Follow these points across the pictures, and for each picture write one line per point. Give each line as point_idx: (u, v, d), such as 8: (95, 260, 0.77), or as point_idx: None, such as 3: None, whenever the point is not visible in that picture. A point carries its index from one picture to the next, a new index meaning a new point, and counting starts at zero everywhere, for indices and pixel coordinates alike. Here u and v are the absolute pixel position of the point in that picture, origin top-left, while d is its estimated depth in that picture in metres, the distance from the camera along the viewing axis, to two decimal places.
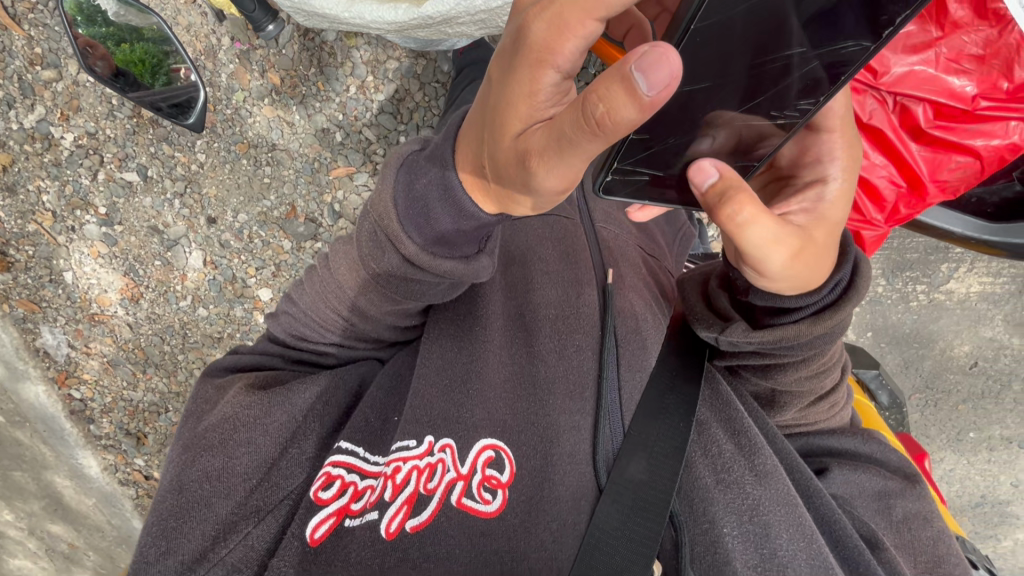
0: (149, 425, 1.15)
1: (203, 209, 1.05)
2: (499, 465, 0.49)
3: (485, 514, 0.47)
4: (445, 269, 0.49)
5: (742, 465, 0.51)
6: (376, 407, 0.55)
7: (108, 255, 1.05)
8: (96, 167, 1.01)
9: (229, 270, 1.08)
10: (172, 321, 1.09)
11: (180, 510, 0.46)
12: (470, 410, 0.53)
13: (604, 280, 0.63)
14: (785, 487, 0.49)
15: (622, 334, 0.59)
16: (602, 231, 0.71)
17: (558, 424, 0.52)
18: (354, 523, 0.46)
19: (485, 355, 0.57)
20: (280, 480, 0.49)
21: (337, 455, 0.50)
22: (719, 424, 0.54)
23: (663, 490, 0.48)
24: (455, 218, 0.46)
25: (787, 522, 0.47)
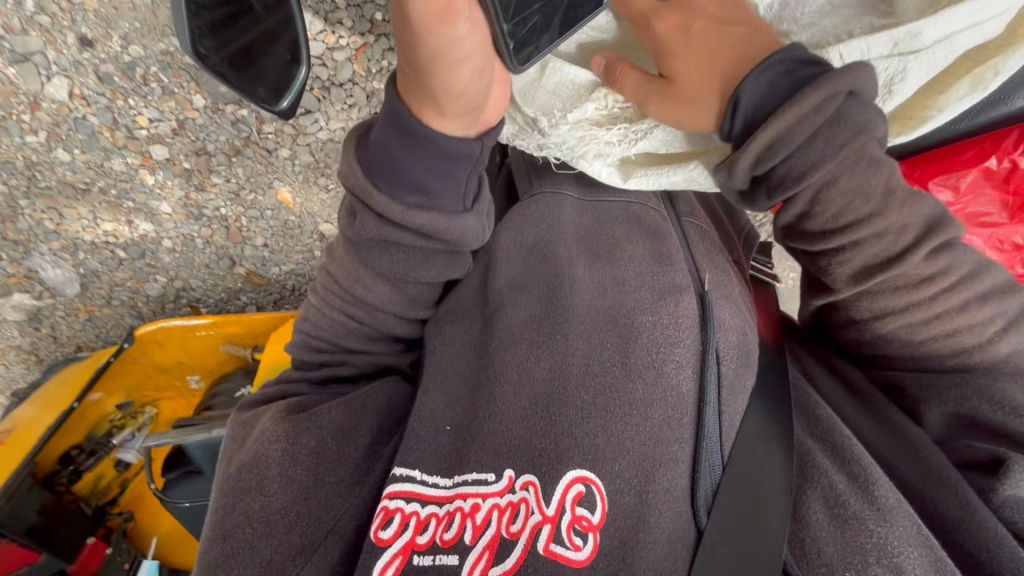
0: None
1: (73, 23, 0.72)
2: (590, 503, 0.43)
3: (575, 563, 0.41)
4: (424, 225, 0.47)
5: (859, 499, 0.46)
6: (432, 415, 0.49)
7: None
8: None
9: (108, 114, 0.79)
10: (11, 158, 0.80)
11: (224, 558, 0.41)
12: (554, 440, 0.46)
13: (702, 292, 0.59)
14: (912, 525, 0.44)
15: (725, 352, 0.54)
16: (688, 227, 0.69)
17: (653, 456, 0.46)
18: (425, 563, 0.40)
19: (571, 369, 0.50)
20: (321, 513, 0.43)
21: (393, 484, 0.44)
22: (824, 453, 0.50)
23: (774, 533, 0.44)
24: (426, 165, 0.46)
25: (922, 565, 0.42)
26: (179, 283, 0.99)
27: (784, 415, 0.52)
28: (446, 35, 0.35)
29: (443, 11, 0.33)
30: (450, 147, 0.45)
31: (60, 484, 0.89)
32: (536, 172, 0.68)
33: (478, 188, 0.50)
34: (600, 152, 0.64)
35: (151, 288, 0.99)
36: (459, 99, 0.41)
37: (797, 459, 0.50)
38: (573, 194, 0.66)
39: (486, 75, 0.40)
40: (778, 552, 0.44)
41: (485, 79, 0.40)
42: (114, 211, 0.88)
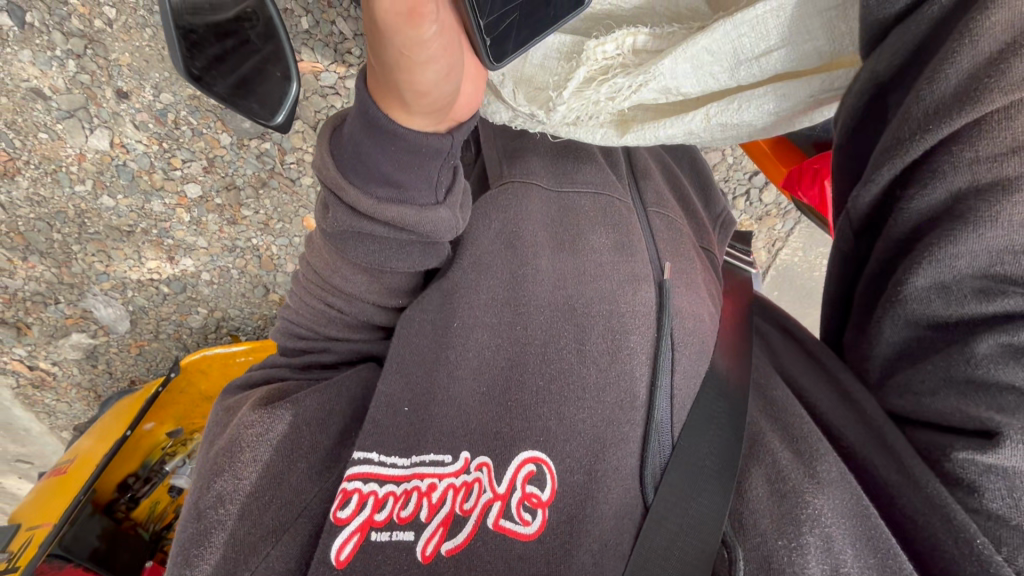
0: (33, 315, 0.97)
1: (110, 79, 0.84)
2: (540, 481, 0.45)
3: (524, 536, 0.43)
4: (395, 218, 0.49)
5: (800, 475, 0.47)
6: (388, 398, 0.50)
7: None
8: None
9: (146, 158, 0.90)
10: (64, 208, 0.90)
11: (200, 535, 0.44)
12: (509, 424, 0.48)
13: (659, 280, 0.62)
14: (850, 497, 0.45)
15: (679, 337, 0.57)
16: (654, 216, 0.71)
17: (603, 436, 0.48)
18: (382, 538, 0.43)
19: (528, 356, 0.52)
20: (292, 497, 0.46)
21: (354, 467, 0.46)
22: (775, 434, 0.51)
23: (715, 508, 0.46)
24: (396, 160, 0.48)
25: (853, 536, 0.43)
26: (219, 313, 1.07)
27: (734, 393, 0.55)
28: (414, 38, 0.39)
29: (411, 15, 0.38)
30: (419, 142, 0.48)
31: (119, 511, 0.94)
32: (507, 161, 0.71)
33: (451, 179, 0.52)
34: (593, 113, 0.60)
35: (193, 320, 1.06)
36: (425, 97, 0.44)
37: (747, 439, 0.52)
38: (543, 183, 0.68)
39: (451, 78, 0.44)
40: (718, 522, 0.45)
41: (451, 83, 0.44)
42: (157, 249, 0.97)
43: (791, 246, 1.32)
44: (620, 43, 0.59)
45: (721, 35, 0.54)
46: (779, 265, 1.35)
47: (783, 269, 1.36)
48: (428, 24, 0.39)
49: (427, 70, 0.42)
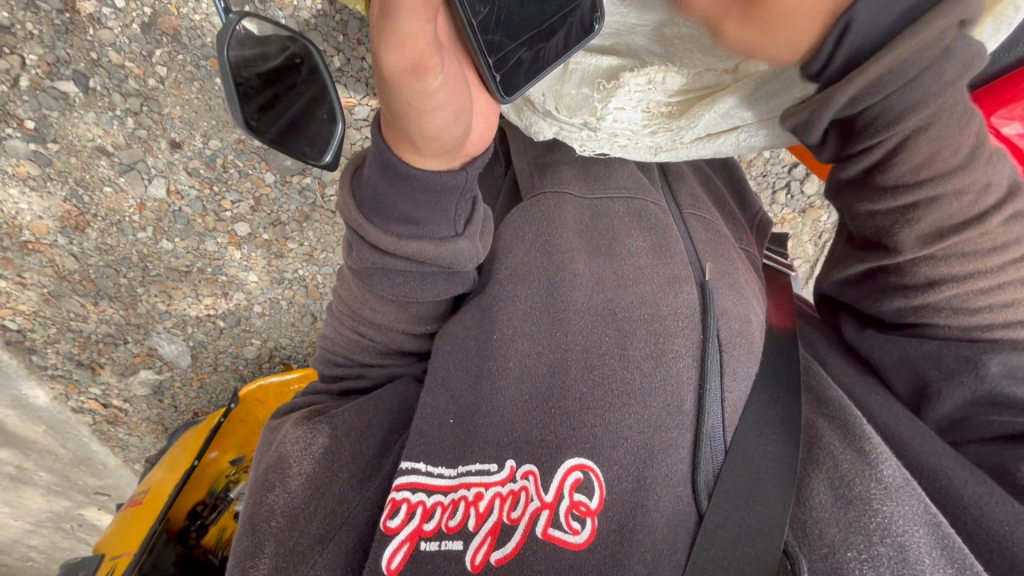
0: (105, 356, 1.04)
1: (165, 131, 0.90)
2: (588, 489, 0.44)
3: (574, 546, 0.42)
4: (415, 253, 0.50)
5: (864, 478, 0.45)
6: (434, 412, 0.51)
7: (39, 176, 0.89)
8: (15, 70, 0.81)
9: (198, 202, 0.96)
10: (128, 254, 0.97)
11: (255, 546, 0.46)
12: (554, 432, 0.47)
13: (702, 280, 0.60)
14: (919, 504, 0.43)
15: (727, 338, 0.56)
16: (692, 218, 0.69)
17: (651, 443, 0.47)
18: (432, 548, 0.43)
19: (570, 362, 0.51)
20: (335, 504, 0.48)
21: (401, 477, 0.47)
22: (836, 435, 0.49)
23: (774, 516, 0.44)
24: (411, 199, 0.48)
25: (928, 544, 0.41)
26: (271, 343, 1.13)
27: (789, 396, 0.53)
28: (423, 91, 0.40)
29: (417, 73, 0.39)
30: (433, 181, 0.48)
31: (191, 538, 0.98)
32: (537, 173, 0.71)
33: (470, 211, 0.52)
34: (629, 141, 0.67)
35: (248, 351, 1.12)
36: (436, 141, 0.45)
37: (804, 444, 0.50)
38: (576, 191, 0.68)
39: (460, 119, 0.44)
40: (778, 531, 0.43)
41: (461, 124, 0.45)
42: (211, 286, 1.03)
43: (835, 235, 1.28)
44: (651, 77, 0.66)
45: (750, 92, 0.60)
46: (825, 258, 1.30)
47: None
48: (435, 76, 0.40)
49: (436, 114, 0.42)
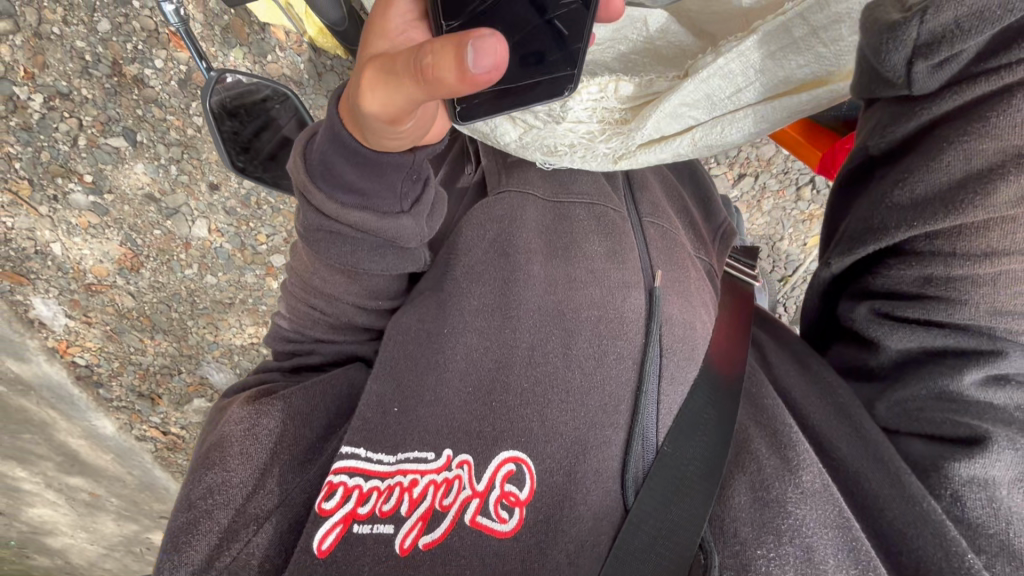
0: (163, 386, 1.15)
1: (204, 175, 1.03)
2: (519, 481, 0.48)
3: (500, 534, 0.46)
4: (358, 221, 0.55)
5: (783, 483, 0.48)
6: (378, 398, 0.55)
7: (99, 224, 1.02)
8: (75, 131, 0.96)
9: (237, 238, 1.07)
10: (178, 289, 1.08)
11: (187, 526, 0.50)
12: (492, 424, 0.52)
13: (651, 288, 0.63)
14: (834, 508, 0.47)
15: (669, 343, 0.59)
16: (649, 225, 0.72)
17: (585, 439, 0.50)
18: (364, 530, 0.47)
19: (514, 358, 0.56)
20: (272, 487, 0.52)
21: (341, 460, 0.51)
22: (763, 440, 0.53)
23: (691, 514, 0.47)
24: (359, 171, 0.54)
25: (836, 547, 0.45)
26: None
27: (728, 407, 0.55)
28: (393, 127, 0.50)
29: (392, 118, 0.49)
30: (380, 160, 0.54)
31: None
32: (504, 173, 0.75)
33: (417, 192, 0.57)
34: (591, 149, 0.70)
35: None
36: (397, 137, 0.52)
37: (735, 446, 0.54)
38: (539, 192, 0.72)
39: (421, 123, 0.52)
40: (695, 529, 0.46)
41: (413, 140, 0.54)
42: (253, 316, 1.14)
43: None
44: (602, 87, 0.73)
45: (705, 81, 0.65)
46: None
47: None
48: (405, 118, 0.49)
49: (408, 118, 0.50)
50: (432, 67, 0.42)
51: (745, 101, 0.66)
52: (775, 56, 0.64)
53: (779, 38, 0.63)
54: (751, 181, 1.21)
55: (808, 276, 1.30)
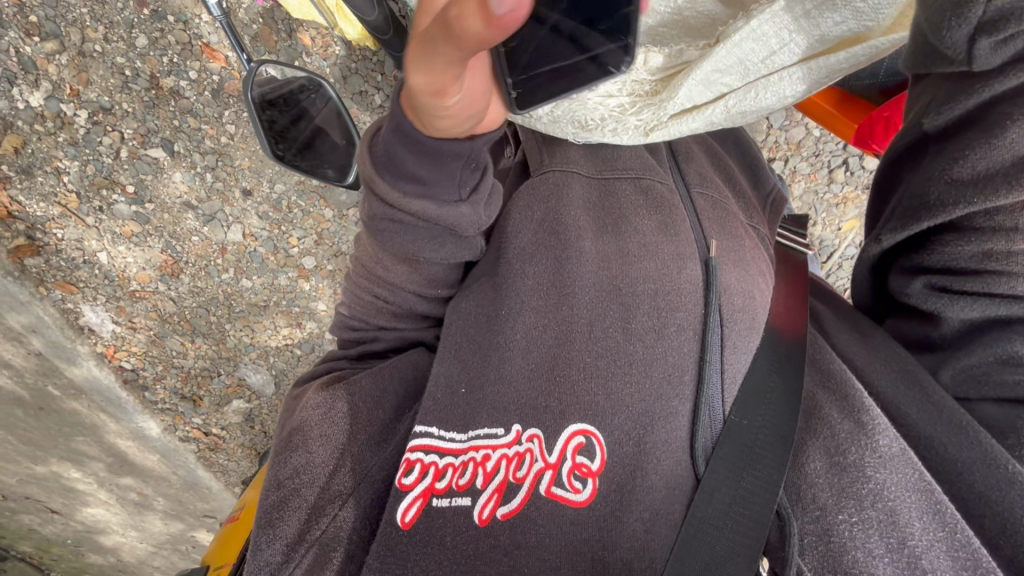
0: (204, 388, 1.20)
1: (238, 181, 1.07)
2: (590, 452, 0.49)
3: (576, 503, 0.47)
4: (419, 211, 0.56)
5: (859, 447, 0.49)
6: (445, 378, 0.57)
7: (141, 233, 1.05)
8: (118, 143, 1.00)
9: (270, 241, 1.12)
10: (216, 293, 1.12)
11: (279, 503, 0.52)
12: (557, 398, 0.52)
13: (706, 258, 0.63)
14: (914, 472, 0.47)
15: (728, 313, 0.59)
16: (699, 196, 0.72)
17: (651, 410, 0.51)
18: (443, 504, 0.48)
19: (574, 334, 0.57)
20: (353, 464, 0.54)
21: (415, 439, 0.53)
22: (834, 406, 0.53)
23: (769, 481, 0.47)
24: (420, 160, 0.54)
25: (921, 510, 0.45)
26: None
27: (794, 372, 0.55)
28: (440, 103, 0.46)
29: (436, 89, 0.44)
30: (439, 147, 0.53)
31: None
32: (546, 149, 0.74)
33: (476, 181, 0.58)
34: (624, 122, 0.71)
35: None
36: (447, 118, 0.49)
37: (804, 413, 0.54)
38: (584, 171, 0.72)
39: (470, 104, 0.49)
40: (772, 494, 0.46)
41: (472, 124, 0.52)
42: (287, 318, 1.18)
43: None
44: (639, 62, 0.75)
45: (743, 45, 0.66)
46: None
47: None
48: (452, 92, 0.46)
49: (453, 95, 0.46)
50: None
51: (782, 62, 0.66)
52: (810, 15, 0.64)
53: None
54: (782, 165, 1.18)
55: (844, 260, 1.26)
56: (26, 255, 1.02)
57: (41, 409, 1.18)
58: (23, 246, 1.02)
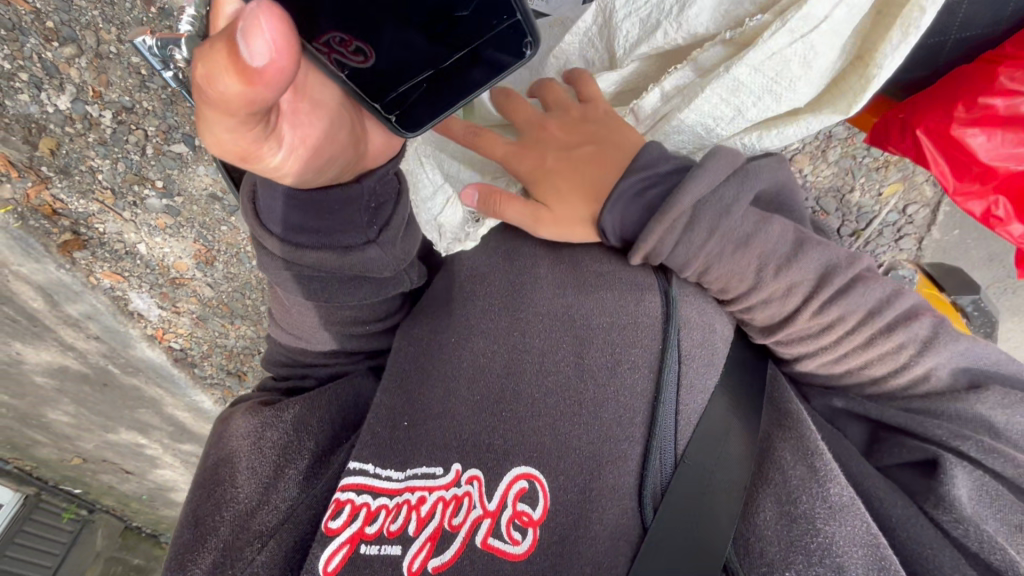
0: (246, 364, 1.21)
1: None
2: (532, 499, 0.48)
3: (514, 556, 0.45)
4: (314, 261, 0.55)
5: (812, 497, 0.48)
6: (388, 411, 0.56)
7: (175, 225, 1.00)
8: (143, 142, 0.92)
9: None
10: (248, 279, 1.10)
11: (193, 543, 0.51)
12: (502, 436, 0.52)
13: (666, 287, 0.62)
14: (862, 525, 0.47)
15: (687, 349, 0.58)
16: None
17: (600, 454, 0.51)
18: (371, 551, 0.46)
19: (524, 364, 0.57)
20: (278, 501, 0.53)
21: (348, 478, 0.51)
22: (790, 450, 0.53)
23: (716, 533, 0.48)
24: (311, 212, 0.54)
25: (865, 565, 0.44)
26: None
27: (752, 423, 0.56)
28: (262, 166, 0.47)
29: (241, 155, 0.45)
30: (322, 197, 0.54)
31: None
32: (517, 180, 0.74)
33: (384, 219, 0.57)
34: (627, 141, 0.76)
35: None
36: (287, 173, 0.49)
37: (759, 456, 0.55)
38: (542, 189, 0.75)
39: (310, 157, 0.50)
40: (720, 550, 0.47)
41: (333, 166, 0.54)
42: None
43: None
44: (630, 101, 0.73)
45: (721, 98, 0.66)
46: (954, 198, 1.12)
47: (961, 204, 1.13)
48: (265, 149, 0.45)
49: (272, 151, 0.46)
50: (210, 81, 0.36)
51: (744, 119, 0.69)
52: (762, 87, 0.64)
53: (776, 64, 0.62)
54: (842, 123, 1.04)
55: (885, 228, 1.14)
56: (75, 249, 0.95)
57: (106, 384, 1.15)
58: (69, 241, 0.94)
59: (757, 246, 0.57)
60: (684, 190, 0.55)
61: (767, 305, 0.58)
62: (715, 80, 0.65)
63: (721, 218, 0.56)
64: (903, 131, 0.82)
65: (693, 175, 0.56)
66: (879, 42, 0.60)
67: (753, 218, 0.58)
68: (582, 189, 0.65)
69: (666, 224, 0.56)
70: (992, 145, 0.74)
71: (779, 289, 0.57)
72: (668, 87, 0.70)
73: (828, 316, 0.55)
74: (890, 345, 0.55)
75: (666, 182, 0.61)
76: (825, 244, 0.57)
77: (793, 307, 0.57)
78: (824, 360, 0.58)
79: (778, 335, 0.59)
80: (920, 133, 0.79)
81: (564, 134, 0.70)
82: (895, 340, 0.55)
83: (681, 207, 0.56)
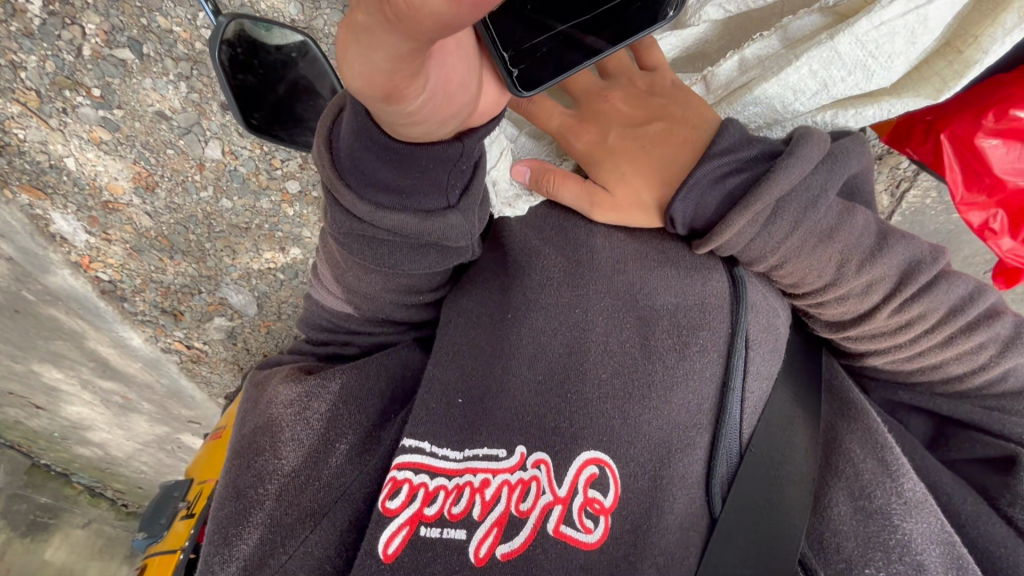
0: (185, 304, 0.98)
1: (215, 94, 0.83)
2: (603, 486, 0.44)
3: (586, 545, 0.43)
4: (394, 225, 0.48)
5: (886, 492, 0.49)
6: (441, 387, 0.52)
7: (113, 142, 0.83)
8: (79, 40, 0.77)
9: (251, 162, 0.89)
10: (194, 211, 0.90)
11: (238, 516, 0.49)
12: (569, 419, 0.48)
13: (731, 269, 0.56)
14: (936, 521, 0.48)
15: (754, 334, 0.53)
16: None
17: (669, 441, 0.47)
18: (432, 534, 0.44)
19: (589, 343, 0.52)
20: (331, 481, 0.51)
21: (405, 455, 0.48)
22: (859, 444, 0.52)
23: (790, 537, 0.47)
24: (395, 168, 0.45)
25: (943, 562, 0.46)
26: None
27: (813, 403, 0.54)
28: (397, 108, 0.37)
29: (386, 91, 0.35)
30: (416, 156, 0.44)
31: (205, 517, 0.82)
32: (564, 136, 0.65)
33: (467, 180, 0.49)
34: None
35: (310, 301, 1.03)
36: (413, 122, 0.40)
37: (826, 443, 0.54)
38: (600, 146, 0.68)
39: (440, 109, 0.40)
40: (792, 547, 0.47)
41: (455, 121, 0.43)
42: (270, 242, 0.96)
43: (920, 183, 0.98)
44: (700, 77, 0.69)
45: (802, 69, 0.61)
46: (909, 208, 1.00)
47: (913, 215, 1.01)
48: (407, 91, 0.36)
49: (411, 95, 0.36)
50: None
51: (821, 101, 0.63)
52: (851, 66, 0.60)
53: (880, 37, 0.58)
54: None
55: None
56: None
57: (19, 311, 0.95)
58: None
59: (839, 240, 0.52)
60: (774, 181, 0.49)
61: (841, 302, 0.55)
62: (812, 49, 0.60)
63: (807, 211, 0.51)
64: (925, 135, 0.76)
65: (784, 164, 0.50)
66: (982, 28, 0.57)
67: (836, 209, 0.53)
68: (646, 169, 0.58)
69: (748, 217, 0.50)
70: (1010, 157, 0.69)
71: (859, 285, 0.53)
72: (749, 55, 0.65)
73: (907, 315, 0.53)
74: (969, 345, 0.55)
75: (751, 170, 0.53)
76: (908, 238, 0.54)
77: (872, 304, 0.54)
78: (895, 357, 0.57)
79: (850, 332, 0.57)
80: (943, 137, 0.73)
81: (630, 108, 0.63)
82: (973, 339, 0.55)
83: (768, 199, 0.50)
